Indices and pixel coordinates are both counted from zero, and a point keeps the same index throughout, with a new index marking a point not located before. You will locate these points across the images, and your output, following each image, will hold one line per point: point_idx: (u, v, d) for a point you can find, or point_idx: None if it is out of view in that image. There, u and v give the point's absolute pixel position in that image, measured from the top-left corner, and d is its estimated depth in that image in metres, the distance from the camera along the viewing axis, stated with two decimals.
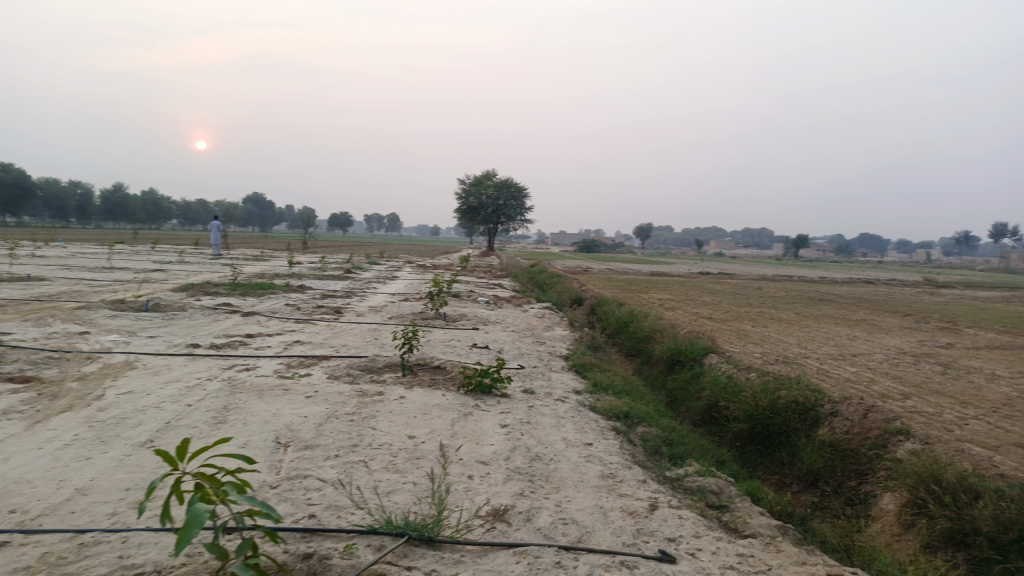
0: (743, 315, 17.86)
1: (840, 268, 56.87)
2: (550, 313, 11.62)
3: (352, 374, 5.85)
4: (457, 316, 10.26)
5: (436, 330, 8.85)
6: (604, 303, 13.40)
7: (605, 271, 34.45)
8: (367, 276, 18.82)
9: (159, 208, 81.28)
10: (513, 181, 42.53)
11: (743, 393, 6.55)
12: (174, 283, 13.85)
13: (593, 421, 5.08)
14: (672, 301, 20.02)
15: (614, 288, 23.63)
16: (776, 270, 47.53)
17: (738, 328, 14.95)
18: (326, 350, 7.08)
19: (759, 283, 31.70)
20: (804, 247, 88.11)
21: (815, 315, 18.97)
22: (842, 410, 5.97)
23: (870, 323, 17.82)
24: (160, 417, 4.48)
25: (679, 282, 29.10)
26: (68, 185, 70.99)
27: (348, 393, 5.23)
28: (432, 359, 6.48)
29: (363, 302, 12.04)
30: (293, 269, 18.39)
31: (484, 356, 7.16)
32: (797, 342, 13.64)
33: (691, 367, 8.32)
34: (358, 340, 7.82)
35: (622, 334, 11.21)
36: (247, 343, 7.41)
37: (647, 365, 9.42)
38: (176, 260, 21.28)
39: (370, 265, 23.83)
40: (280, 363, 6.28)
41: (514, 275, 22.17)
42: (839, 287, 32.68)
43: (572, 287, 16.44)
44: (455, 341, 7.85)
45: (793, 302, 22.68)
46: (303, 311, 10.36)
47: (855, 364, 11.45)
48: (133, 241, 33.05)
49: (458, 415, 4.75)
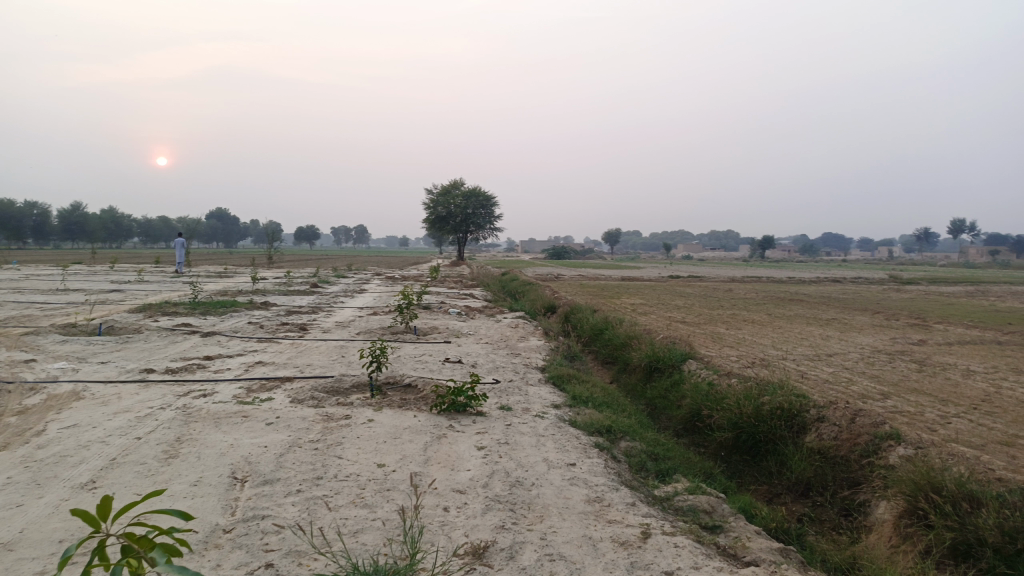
0: (717, 318, 17.79)
1: (807, 268, 57.56)
2: (524, 323, 11.35)
3: (317, 397, 5.51)
4: (428, 329, 9.95)
5: (407, 344, 8.53)
6: (578, 310, 13.19)
7: (576, 277, 34.34)
8: (335, 290, 18.41)
9: (120, 226, 79.56)
10: (482, 190, 42.32)
11: (726, 401, 6.35)
12: (132, 304, 13.32)
13: (575, 438, 4.82)
14: (645, 306, 19.92)
15: (586, 294, 23.48)
16: (744, 272, 47.94)
17: (712, 331, 14.84)
18: (290, 371, 6.71)
19: (730, 285, 31.83)
20: (769, 248, 89.28)
21: (787, 315, 18.99)
22: (829, 415, 5.79)
23: (842, 322, 17.87)
24: (105, 454, 4.10)
25: (651, 287, 29.11)
26: (24, 206, 69.16)
27: (313, 418, 4.90)
28: (403, 376, 6.16)
29: (330, 317, 11.65)
30: (257, 284, 17.90)
31: (458, 371, 6.87)
32: (773, 343, 13.55)
33: (670, 374, 8.10)
34: (324, 358, 7.47)
35: (597, 342, 10.98)
36: (207, 366, 7.03)
37: (624, 373, 9.19)
38: (135, 279, 20.61)
39: (338, 279, 23.35)
40: (241, 388, 5.91)
41: (485, 284, 21.91)
42: (808, 286, 33.00)
43: (545, 295, 16.22)
44: (427, 356, 7.55)
45: (764, 303, 22.73)
46: (267, 329, 9.94)
47: (832, 364, 11.37)
48: (91, 260, 32.12)
49: (431, 438, 4.45)
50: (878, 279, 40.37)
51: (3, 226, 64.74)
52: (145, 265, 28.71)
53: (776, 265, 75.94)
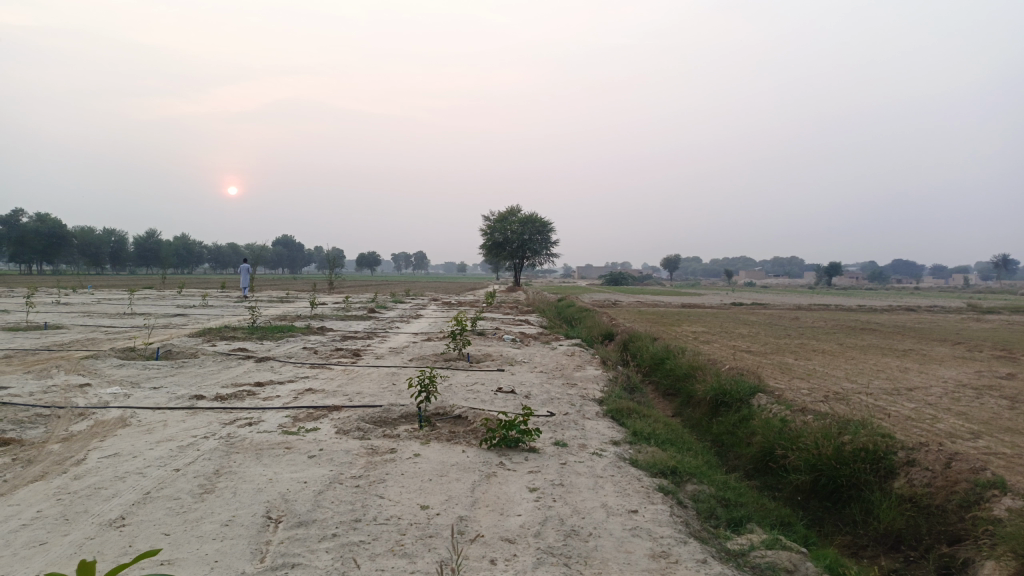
0: (783, 347, 17.00)
1: (876, 296, 55.28)
2: (581, 351, 10.98)
3: (364, 428, 5.26)
4: (482, 356, 9.68)
5: (460, 372, 8.26)
6: (637, 338, 12.73)
7: (635, 304, 33.66)
8: (391, 315, 18.39)
9: (191, 253, 82.62)
10: (538, 216, 42.21)
11: (802, 439, 5.85)
12: (191, 328, 13.46)
13: (636, 480, 4.43)
14: (707, 335, 19.23)
15: (645, 321, 22.91)
16: (810, 299, 46.33)
17: (779, 362, 14.14)
18: (339, 399, 6.50)
19: (795, 313, 30.69)
20: (835, 275, 86.54)
21: (860, 346, 18.03)
22: (919, 458, 5.24)
23: (920, 353, 16.85)
24: (140, 487, 3.91)
25: (712, 314, 28.30)
26: (103, 233, 72.49)
27: (357, 451, 4.64)
28: (453, 408, 5.87)
29: (384, 343, 11.50)
30: (315, 310, 18.00)
31: (511, 402, 6.55)
32: (845, 375, 12.79)
33: (737, 409, 7.60)
34: (374, 386, 7.25)
35: (658, 373, 10.51)
36: (256, 393, 6.88)
37: (687, 407, 8.70)
38: (199, 304, 21.06)
39: (395, 305, 23.37)
40: (288, 416, 5.72)
41: (542, 310, 21.58)
42: (880, 314, 31.56)
43: (603, 322, 15.79)
44: (480, 386, 7.26)
45: (834, 332, 21.72)
46: (320, 355, 9.83)
47: (912, 399, 10.60)
48: (161, 285, 33.23)
49: (480, 477, 4.13)
50: (955, 308, 38.32)
51: (82, 252, 67.78)
52: (210, 291, 29.38)
53: (843, 293, 73.24)
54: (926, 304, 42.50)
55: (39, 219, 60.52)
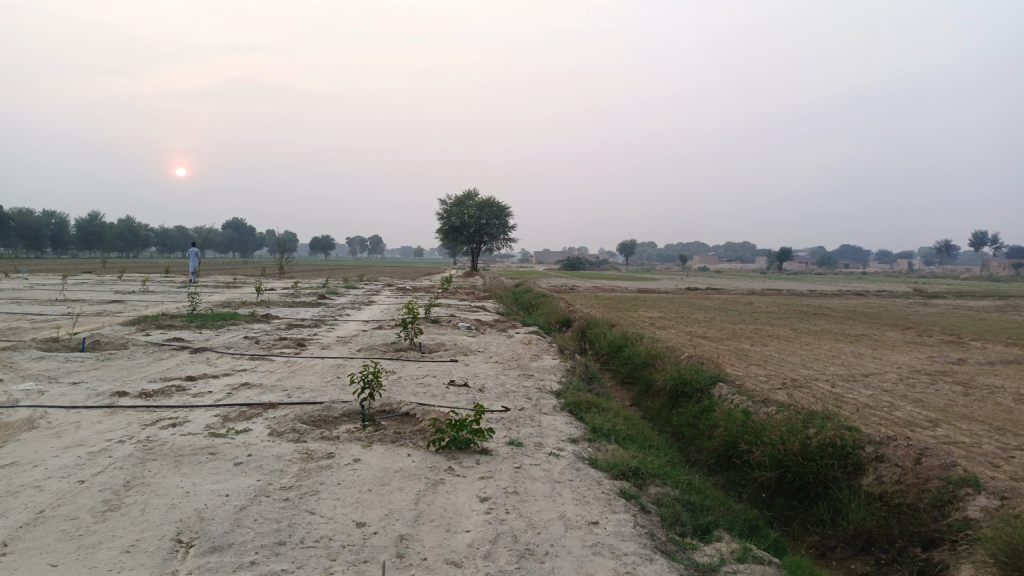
0: (740, 333, 16.96)
1: (826, 281, 56.26)
2: (537, 339, 10.64)
3: (300, 428, 4.80)
4: (435, 345, 9.26)
5: (410, 363, 7.84)
6: (594, 325, 12.44)
7: (592, 289, 33.55)
8: (343, 301, 17.81)
9: (136, 236, 79.91)
10: (496, 200, 41.74)
11: (766, 433, 5.60)
12: (126, 316, 12.70)
13: (597, 484, 4.10)
14: (663, 320, 19.12)
15: (602, 306, 22.74)
16: (763, 284, 46.97)
17: (736, 348, 14.04)
18: (277, 395, 6.02)
19: (749, 298, 30.99)
20: (786, 261, 88.15)
21: (814, 330, 18.12)
22: (888, 454, 5.03)
23: (872, 338, 16.98)
24: (33, 503, 3.41)
25: (668, 299, 28.33)
26: (41, 215, 69.52)
27: (290, 456, 4.20)
28: (400, 404, 5.46)
29: (332, 331, 10.98)
30: (261, 296, 17.28)
31: (463, 396, 6.16)
32: (802, 362, 12.73)
33: (698, 399, 7.35)
34: (317, 380, 6.78)
35: (616, 361, 10.23)
36: (187, 389, 6.34)
37: (647, 397, 8.44)
38: (139, 289, 20.09)
39: (347, 290, 22.72)
40: (218, 415, 5.24)
41: (498, 296, 21.22)
42: (830, 299, 32.12)
43: (560, 308, 15.49)
44: (430, 378, 6.85)
45: (788, 317, 21.86)
46: (262, 345, 9.27)
47: (869, 386, 10.54)
48: (101, 269, 31.84)
49: (425, 485, 3.74)
50: (902, 292, 39.22)
51: (20, 234, 64.87)
52: (153, 276, 28.19)
53: (795, 277, 74.64)
54: (875, 289, 43.48)
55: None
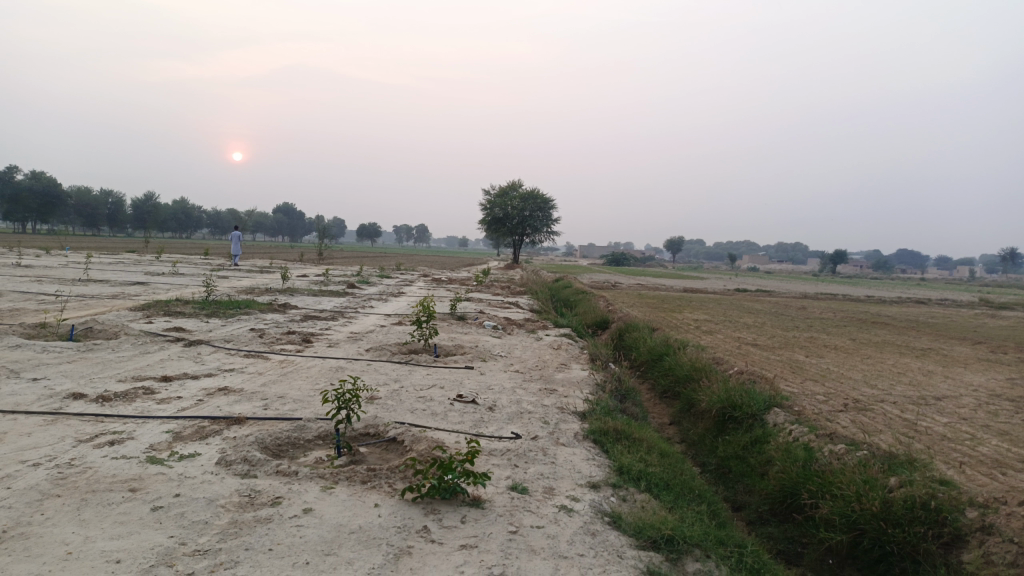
0: (793, 342, 15.63)
1: (883, 286, 53.71)
2: (568, 344, 9.62)
3: (253, 455, 3.90)
4: (453, 348, 8.31)
5: (419, 369, 6.92)
6: (633, 329, 11.37)
7: (636, 287, 32.36)
8: (371, 291, 17.07)
9: (188, 218, 81.37)
10: (540, 192, 40.82)
11: (838, 484, 4.51)
12: (138, 300, 12.07)
13: (615, 560, 3.10)
14: (710, 324, 17.86)
15: (645, 306, 21.63)
16: (816, 287, 44.92)
17: (789, 360, 12.80)
18: (252, 406, 5.14)
19: (801, 302, 29.44)
20: (839, 263, 85.26)
21: (874, 342, 16.67)
22: (1000, 524, 3.89)
23: (941, 353, 15.50)
24: None
25: (714, 300, 26.99)
26: (99, 195, 71.25)
27: (226, 501, 3.30)
28: (387, 428, 4.53)
29: (346, 326, 10.14)
30: (286, 283, 16.62)
31: (468, 416, 5.20)
32: (864, 379, 11.44)
33: (749, 428, 6.27)
34: (306, 386, 5.90)
35: (656, 372, 9.16)
36: (156, 392, 5.52)
37: (688, 419, 7.36)
38: (170, 271, 19.68)
39: (380, 279, 21.99)
40: (170, 433, 4.39)
41: (536, 291, 20.24)
42: (889, 307, 30.38)
43: (599, 308, 14.45)
44: (435, 391, 5.90)
45: (845, 325, 20.40)
46: (265, 339, 8.47)
47: (944, 413, 9.26)
48: (145, 250, 32.01)
49: (383, 559, 2.79)
50: (967, 302, 36.85)
51: (78, 213, 66.63)
52: (190, 258, 27.99)
53: (850, 280, 71.72)
54: (937, 297, 41.07)
55: (33, 179, 59.12)
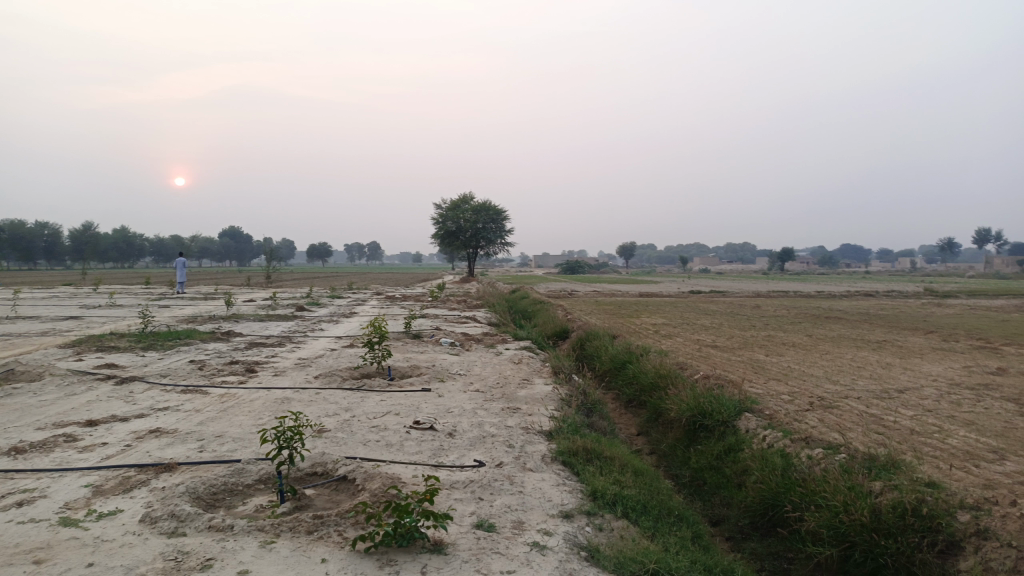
0: (753, 341, 15.59)
1: (831, 281, 54.86)
2: (529, 357, 9.29)
3: (183, 509, 3.45)
4: (408, 369, 7.90)
5: (372, 394, 6.49)
6: (594, 338, 11.10)
7: (592, 294, 32.33)
8: (322, 313, 16.50)
9: (131, 246, 78.93)
10: (492, 204, 40.58)
11: (823, 492, 4.26)
12: (69, 336, 11.33)
13: None
14: (669, 328, 17.76)
15: (603, 313, 21.52)
16: (767, 285, 45.57)
17: (751, 360, 12.70)
18: (186, 450, 4.66)
19: (756, 301, 29.73)
20: (788, 261, 87.06)
21: (831, 337, 16.76)
22: (996, 527, 3.67)
23: (896, 344, 15.63)
24: None
25: (671, 304, 27.05)
26: (35, 227, 68.55)
27: (148, 567, 2.85)
28: (337, 466, 4.11)
29: (295, 352, 9.63)
30: (232, 309, 15.94)
31: (427, 444, 4.82)
32: (826, 375, 11.38)
33: (721, 435, 6.02)
34: (248, 422, 5.43)
35: (620, 381, 8.89)
36: (77, 439, 4.99)
37: (657, 429, 7.09)
38: (108, 303, 18.76)
39: (331, 300, 21.37)
40: (89, 487, 3.90)
41: (492, 304, 19.92)
42: (840, 301, 30.91)
43: (557, 317, 14.18)
44: (389, 418, 5.50)
45: (800, 322, 20.57)
46: (205, 371, 7.94)
47: (909, 406, 9.21)
48: (84, 281, 30.72)
49: None
50: (913, 293, 37.70)
51: (13, 247, 64.09)
52: (132, 288, 26.92)
53: (800, 276, 73.15)
54: (884, 289, 42.01)
55: None
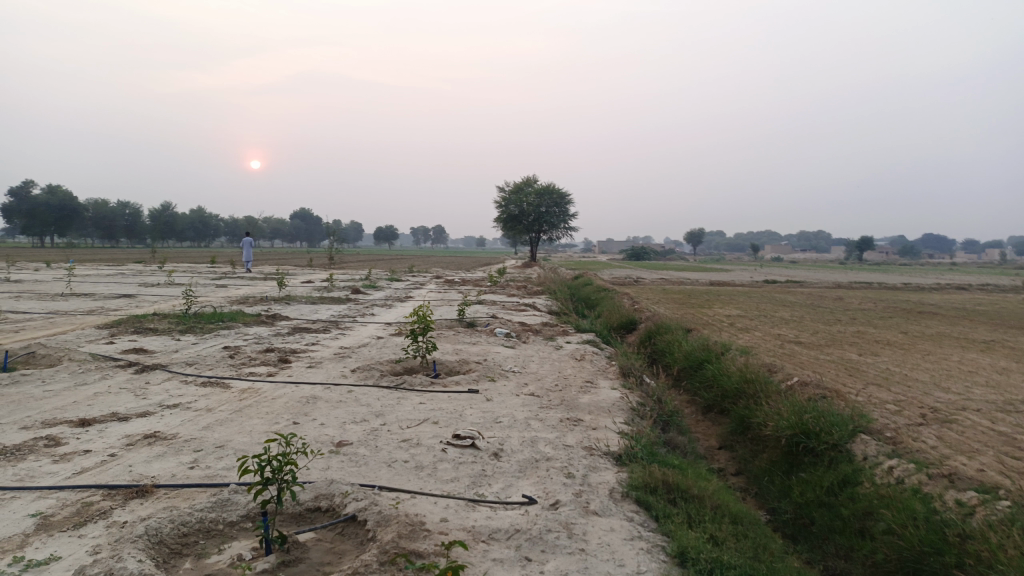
0: (840, 338, 14.12)
1: (914, 273, 51.61)
2: (594, 354, 8.25)
3: (128, 565, 2.58)
4: (456, 364, 6.97)
5: (410, 396, 5.57)
6: (666, 331, 9.97)
7: (660, 282, 30.90)
8: (377, 297, 15.82)
9: (206, 226, 81.05)
10: (556, 187, 39.39)
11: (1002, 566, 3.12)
12: (113, 316, 10.85)
13: None
14: (745, 320, 16.40)
15: (672, 303, 20.18)
16: (846, 276, 43.05)
17: (842, 360, 11.33)
18: (175, 466, 3.82)
19: (838, 292, 27.77)
20: (866, 250, 82.92)
21: (929, 335, 15.10)
22: None
23: (1007, 346, 13.90)
24: None
25: (744, 293, 25.46)
26: (117, 207, 70.92)
27: None
28: (345, 502, 3.19)
29: (337, 340, 8.84)
30: (285, 291, 15.38)
31: (466, 468, 3.86)
32: (934, 381, 9.97)
33: (831, 462, 4.90)
34: (261, 428, 4.59)
35: (697, 384, 7.76)
36: (60, 444, 4.22)
37: (746, 445, 5.99)
38: (166, 282, 18.56)
39: (389, 283, 20.65)
40: (35, 517, 3.07)
41: (555, 290, 18.90)
42: (933, 294, 28.59)
43: (624, 306, 13.07)
44: (425, 429, 4.56)
45: (891, 316, 18.85)
46: (235, 360, 7.21)
47: None
48: (151, 261, 31.10)
49: None
50: (1012, 287, 34.73)
51: (97, 227, 66.55)
52: (195, 267, 26.93)
53: (881, 266, 69.20)
54: (977, 282, 38.87)
55: (49, 193, 58.51)
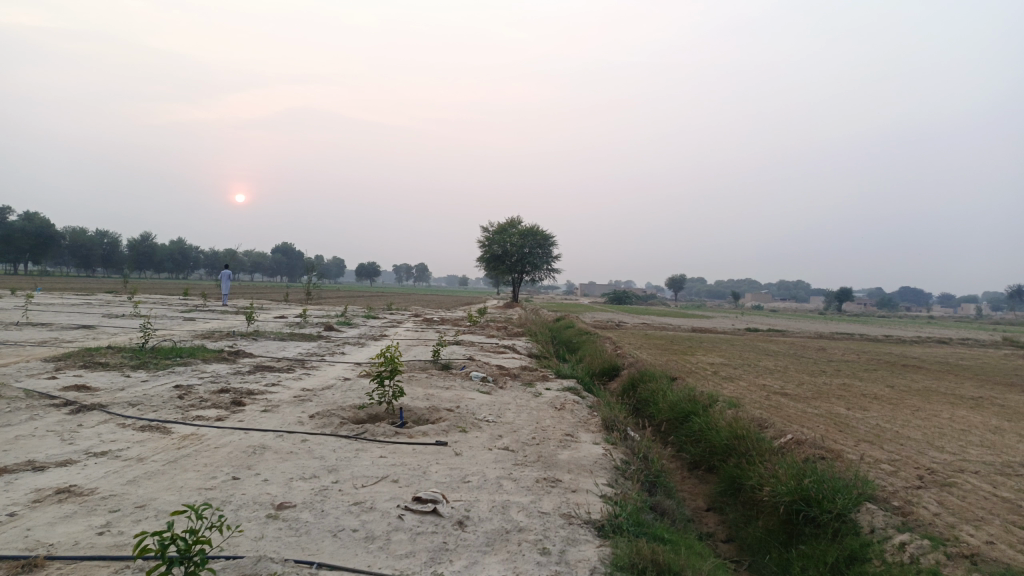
0: (827, 390, 13.72)
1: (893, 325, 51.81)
2: (574, 403, 7.74)
3: None
4: (425, 411, 6.42)
5: (371, 448, 5.02)
6: (651, 379, 9.49)
7: (642, 326, 30.56)
8: (350, 334, 15.23)
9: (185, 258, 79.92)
10: (540, 229, 39.20)
11: None
12: (65, 348, 10.17)
13: None
14: (729, 369, 15.97)
15: (655, 349, 19.72)
16: (828, 326, 42.95)
17: (831, 414, 10.90)
18: (82, 532, 3.24)
19: (821, 342, 27.54)
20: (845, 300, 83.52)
21: (916, 389, 14.75)
22: None
23: (997, 402, 13.55)
24: None
25: (727, 341, 25.11)
26: (95, 235, 69.80)
27: None
28: None
29: (300, 381, 8.25)
30: (254, 326, 14.74)
31: (425, 541, 3.32)
32: (927, 439, 9.55)
33: (835, 534, 4.41)
34: (194, 484, 4.01)
35: (683, 438, 7.26)
36: None
37: (737, 508, 5.49)
38: (133, 313, 17.82)
39: (364, 320, 20.06)
40: None
41: (537, 331, 18.41)
42: (915, 347, 28.42)
43: (606, 351, 12.60)
44: (382, 490, 4.02)
45: (876, 369, 18.52)
46: (185, 401, 6.61)
47: None
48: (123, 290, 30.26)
49: None
50: (991, 342, 34.80)
51: (73, 255, 65.31)
52: (167, 298, 26.12)
53: (859, 318, 69.45)
54: (957, 336, 38.91)
55: (26, 219, 57.40)
